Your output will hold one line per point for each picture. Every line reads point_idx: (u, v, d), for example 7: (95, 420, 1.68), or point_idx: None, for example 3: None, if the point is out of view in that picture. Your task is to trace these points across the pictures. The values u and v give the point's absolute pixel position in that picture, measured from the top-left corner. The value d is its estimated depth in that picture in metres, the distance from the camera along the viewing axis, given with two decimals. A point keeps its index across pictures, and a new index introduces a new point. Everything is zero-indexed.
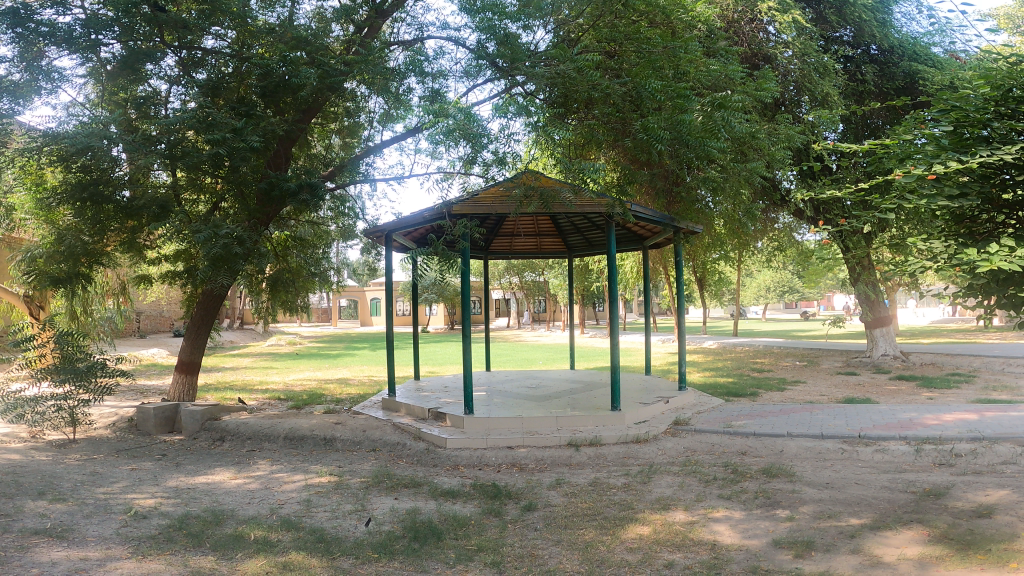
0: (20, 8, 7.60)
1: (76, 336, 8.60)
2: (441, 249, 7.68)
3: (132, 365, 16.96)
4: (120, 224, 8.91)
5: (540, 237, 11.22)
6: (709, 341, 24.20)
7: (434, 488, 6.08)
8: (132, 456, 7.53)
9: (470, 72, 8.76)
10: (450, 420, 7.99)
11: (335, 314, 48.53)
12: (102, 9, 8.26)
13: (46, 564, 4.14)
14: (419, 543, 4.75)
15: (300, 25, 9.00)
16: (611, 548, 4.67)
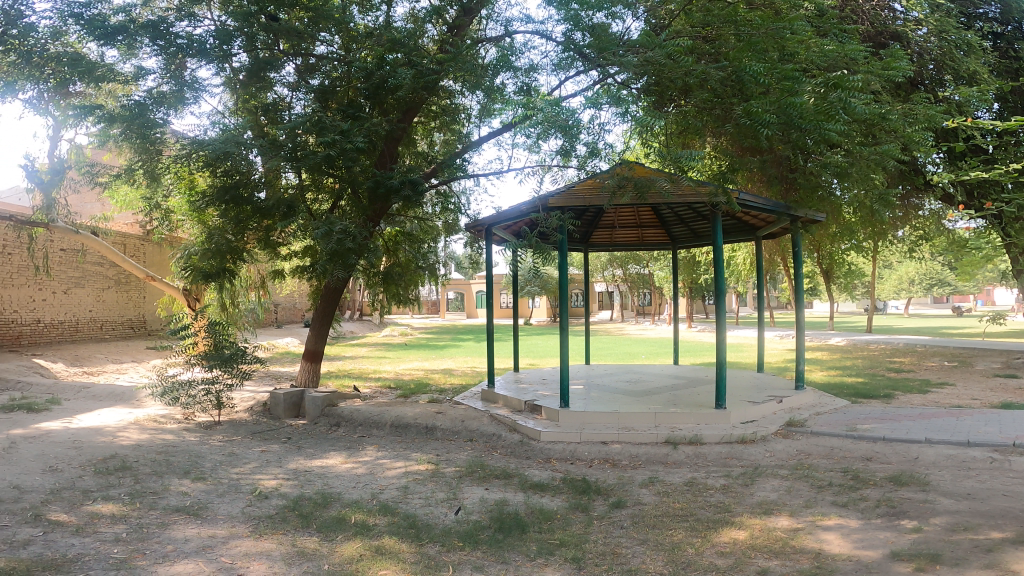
0: (160, 23, 8.59)
1: (225, 325, 9.34)
2: (536, 240, 7.79)
3: (269, 353, 18.52)
4: (257, 224, 9.54)
5: (642, 229, 10.99)
6: (838, 337, 22.61)
7: (525, 481, 6.14)
8: (263, 439, 8.20)
9: (563, 65, 8.73)
10: (546, 413, 8.01)
11: (445, 306, 50.12)
12: (228, 20, 9.02)
13: (179, 540, 4.30)
14: (505, 533, 4.83)
15: (396, 27, 9.35)
16: (700, 551, 4.49)
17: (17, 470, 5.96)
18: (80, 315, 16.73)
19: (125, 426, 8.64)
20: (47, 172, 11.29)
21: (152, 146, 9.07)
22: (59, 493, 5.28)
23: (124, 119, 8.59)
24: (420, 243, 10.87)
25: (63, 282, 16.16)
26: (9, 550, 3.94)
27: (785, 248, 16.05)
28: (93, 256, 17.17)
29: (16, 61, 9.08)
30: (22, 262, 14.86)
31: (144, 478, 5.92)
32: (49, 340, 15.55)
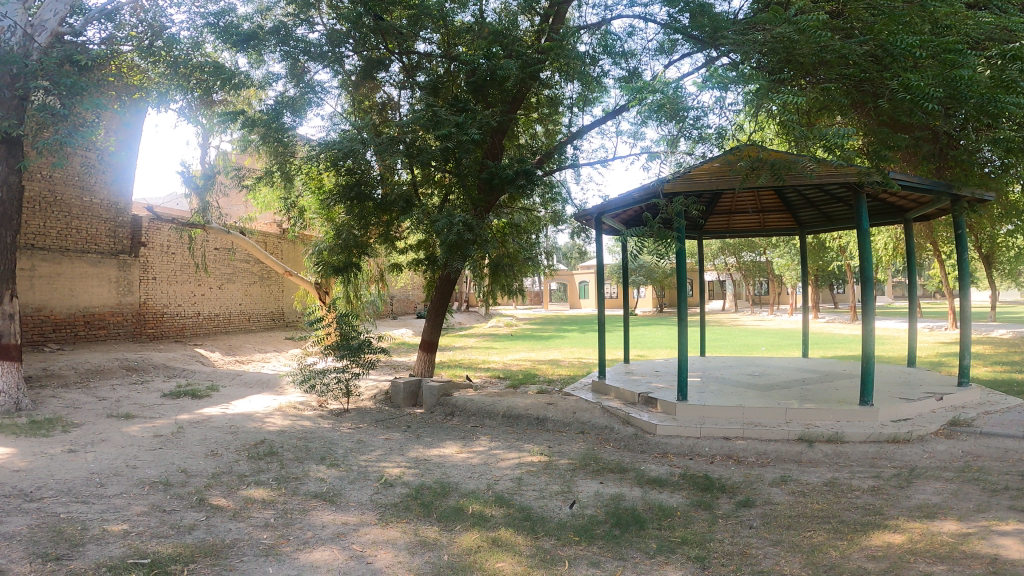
0: (282, 30, 9.10)
1: (353, 315, 9.50)
2: (657, 228, 7.61)
3: (387, 343, 19.28)
4: (378, 220, 9.78)
5: (765, 214, 10.50)
6: (999, 330, 20.47)
7: (641, 475, 6.04)
8: (386, 427, 8.52)
9: (662, 50, 8.51)
10: (660, 406, 7.84)
11: (549, 296, 50.15)
12: (338, 23, 9.44)
13: (317, 527, 4.54)
14: (622, 529, 4.76)
15: (491, 21, 9.38)
16: (845, 554, 4.21)
17: (183, 454, 6.54)
18: (232, 308, 18.03)
19: (270, 412, 9.27)
20: (200, 177, 12.31)
21: (284, 148, 9.63)
22: (218, 478, 5.71)
23: (262, 125, 9.24)
24: (526, 235, 10.95)
25: (218, 278, 17.48)
26: (177, 534, 4.30)
27: (934, 232, 14.65)
28: (241, 255, 18.40)
29: (164, 71, 9.98)
30: (185, 260, 16.17)
31: (287, 464, 6.30)
32: (206, 331, 16.94)
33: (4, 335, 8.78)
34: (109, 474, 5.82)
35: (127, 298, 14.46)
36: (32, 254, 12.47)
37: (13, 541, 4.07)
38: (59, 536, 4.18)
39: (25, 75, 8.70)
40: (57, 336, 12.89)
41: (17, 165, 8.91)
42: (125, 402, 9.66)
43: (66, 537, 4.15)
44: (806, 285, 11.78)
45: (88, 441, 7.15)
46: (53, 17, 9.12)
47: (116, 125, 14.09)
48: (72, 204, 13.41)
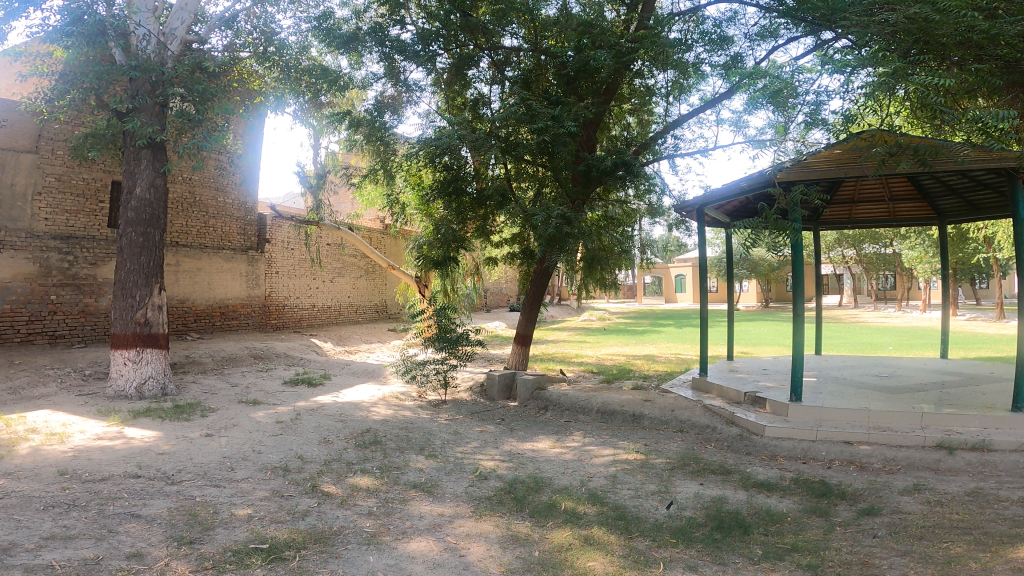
0: (378, 30, 9.36)
1: (450, 308, 9.67)
2: (774, 218, 7.20)
3: (482, 337, 19.55)
4: (474, 215, 9.89)
5: (895, 203, 9.79)
6: None
7: (747, 478, 5.80)
8: (480, 419, 8.63)
9: (763, 35, 8.06)
10: (769, 407, 7.48)
11: (644, 290, 49.24)
12: (428, 22, 9.59)
13: (414, 517, 4.66)
14: (723, 533, 4.57)
15: (575, 11, 9.24)
16: (986, 567, 3.84)
17: (300, 441, 6.91)
18: (342, 300, 18.88)
19: (374, 402, 9.64)
20: (313, 176, 13.00)
21: (385, 146, 9.92)
22: (329, 464, 6.00)
23: (365, 124, 9.57)
24: (621, 227, 10.77)
25: (329, 272, 18.35)
26: (292, 519, 4.53)
27: None
28: (350, 250, 19.23)
29: (279, 75, 10.68)
30: (302, 256, 17.09)
31: (390, 453, 6.52)
32: (320, 322, 17.86)
33: (154, 324, 9.52)
34: (237, 458, 6.25)
35: (255, 291, 15.47)
36: (177, 251, 13.51)
37: (153, 524, 4.46)
38: (192, 519, 4.53)
39: (162, 83, 9.37)
40: (197, 326, 13.97)
41: (162, 168, 9.62)
42: (251, 389, 10.35)
43: (198, 521, 4.50)
44: (942, 278, 10.84)
45: (220, 425, 7.73)
46: (181, 25, 9.81)
47: (242, 130, 14.88)
48: (209, 204, 14.36)
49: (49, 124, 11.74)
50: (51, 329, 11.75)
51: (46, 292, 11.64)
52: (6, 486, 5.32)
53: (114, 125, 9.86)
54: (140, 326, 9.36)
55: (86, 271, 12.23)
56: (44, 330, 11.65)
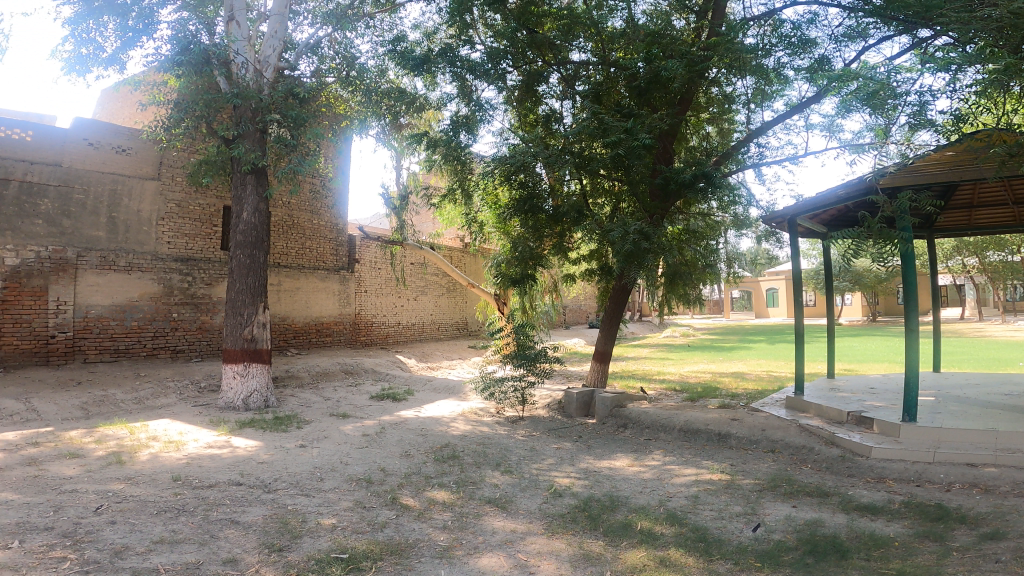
0: (448, 52, 9.67)
1: (528, 325, 9.76)
2: (877, 227, 6.70)
3: (560, 353, 19.51)
4: (551, 231, 9.96)
5: (1018, 207, 9.07)
6: None
7: (847, 501, 5.50)
8: (557, 436, 8.62)
9: (851, 35, 7.73)
10: (877, 426, 7.06)
11: (735, 305, 47.52)
12: (496, 41, 9.83)
13: (487, 532, 4.73)
14: (815, 557, 4.36)
15: (643, 22, 9.22)
16: None
17: (383, 454, 7.17)
18: (424, 318, 19.39)
19: (453, 417, 9.84)
20: (396, 198, 13.50)
21: (463, 165, 10.21)
22: (409, 477, 6.19)
23: (442, 144, 9.88)
24: (704, 240, 10.50)
25: (413, 290, 18.93)
26: (372, 530, 4.72)
27: None
28: (432, 268, 19.79)
29: (361, 98, 11.17)
30: (387, 275, 17.74)
31: (467, 468, 6.64)
32: (404, 339, 18.42)
33: (259, 340, 10.13)
34: (327, 469, 6.56)
35: (347, 309, 16.20)
36: (278, 271, 14.38)
37: (249, 530, 4.77)
38: (283, 527, 4.80)
39: (261, 109, 10.03)
40: (296, 342, 14.79)
41: (265, 193, 10.28)
42: (341, 402, 10.83)
43: (288, 529, 4.77)
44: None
45: (312, 437, 8.14)
46: (273, 52, 10.32)
47: (332, 152, 15.74)
48: (306, 227, 15.16)
49: (168, 152, 12.76)
50: (173, 344, 12.78)
51: (169, 310, 12.70)
52: (127, 490, 5.84)
53: (222, 152, 10.57)
54: (247, 342, 10.00)
55: (202, 291, 13.26)
56: (168, 345, 12.70)
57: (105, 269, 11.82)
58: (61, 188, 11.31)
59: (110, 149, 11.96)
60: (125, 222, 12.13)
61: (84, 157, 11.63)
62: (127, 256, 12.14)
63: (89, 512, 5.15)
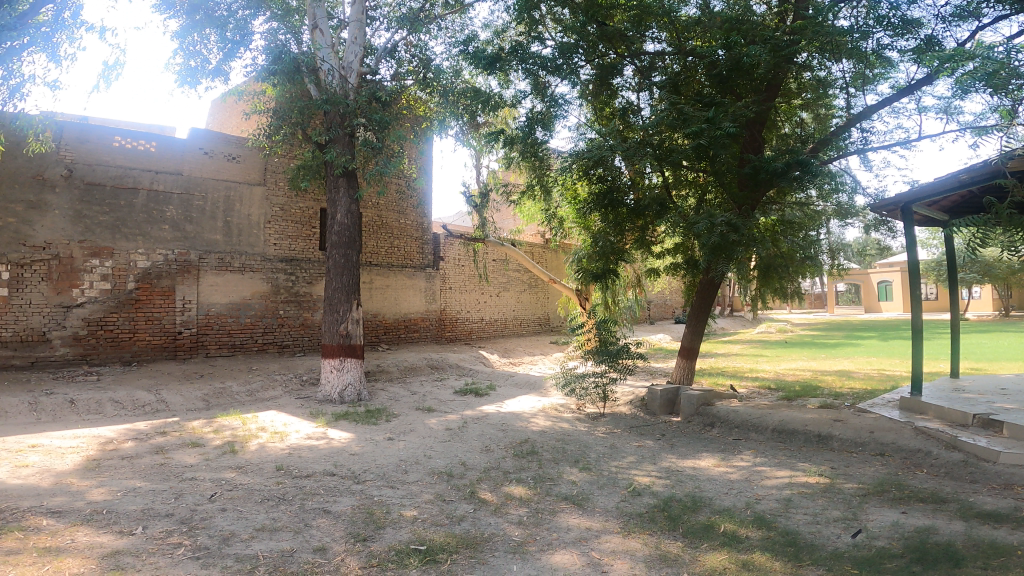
0: (519, 50, 9.69)
1: (610, 321, 9.65)
2: (1006, 213, 6.09)
3: (645, 350, 19.14)
4: (633, 225, 9.78)
5: None
6: None
7: (966, 508, 5.06)
8: (639, 434, 8.46)
9: (962, 13, 7.11)
10: (1008, 430, 6.43)
11: (840, 299, 44.78)
12: (566, 35, 9.78)
13: (562, 529, 4.72)
14: (922, 565, 4.05)
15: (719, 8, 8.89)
16: None
17: (464, 448, 7.30)
18: (507, 314, 19.55)
19: (534, 413, 9.87)
20: (476, 195, 13.69)
21: (540, 161, 10.26)
22: (487, 472, 6.27)
23: (518, 141, 9.93)
24: (803, 231, 9.95)
25: (495, 287, 19.14)
26: (450, 523, 4.82)
27: None
28: (514, 265, 19.91)
29: (439, 99, 11.40)
30: (471, 272, 18.04)
31: (546, 464, 6.65)
32: (487, 335, 18.67)
33: (353, 336, 10.53)
34: (411, 462, 6.76)
35: (433, 306, 16.60)
36: (370, 270, 14.98)
37: (337, 520, 4.99)
38: (368, 518, 4.99)
39: (348, 114, 10.46)
40: (387, 338, 15.35)
41: (357, 196, 10.69)
42: (427, 397, 11.12)
43: (373, 519, 4.95)
44: None
45: (399, 430, 8.42)
46: (355, 58, 10.75)
47: (416, 152, 16.18)
48: (394, 226, 15.64)
49: (272, 159, 13.52)
50: (280, 340, 13.59)
51: (277, 308, 13.50)
52: (237, 479, 6.26)
53: (317, 156, 11.11)
54: (343, 337, 10.45)
55: (305, 289, 13.99)
56: (276, 340, 13.50)
57: (222, 270, 12.72)
58: (183, 195, 12.26)
59: (223, 157, 12.85)
60: (239, 226, 13.02)
61: (201, 165, 12.55)
62: (241, 258, 13.01)
63: (205, 500, 5.57)
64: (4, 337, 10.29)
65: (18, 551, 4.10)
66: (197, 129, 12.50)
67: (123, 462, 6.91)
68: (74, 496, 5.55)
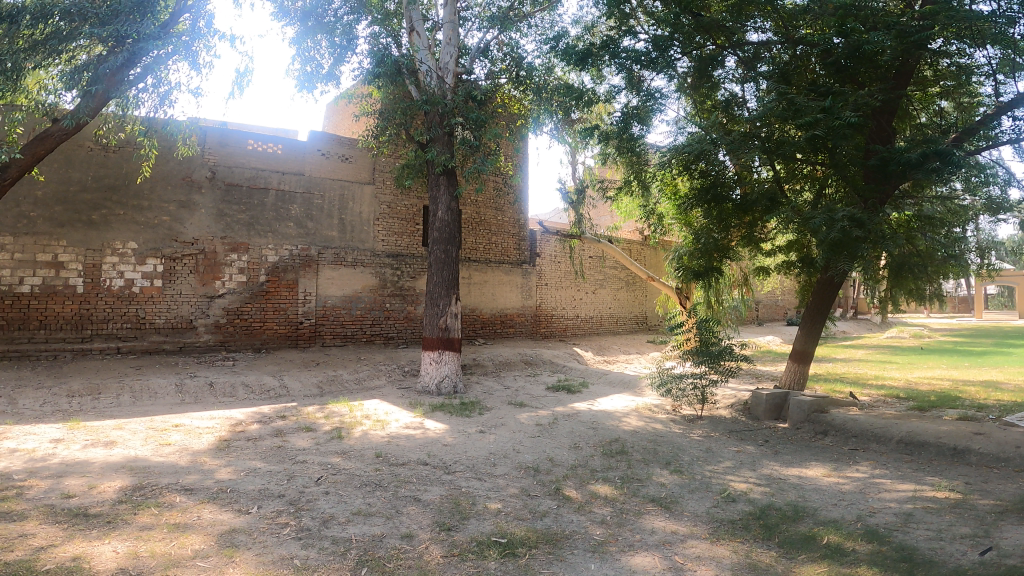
0: (609, 45, 9.54)
1: (712, 321, 9.30)
2: None
3: (753, 352, 18.30)
4: (739, 221, 9.33)
5: None
6: None
7: None
8: (741, 439, 8.10)
9: None
10: None
11: (982, 302, 40.66)
12: (659, 28, 9.54)
13: (646, 531, 4.62)
14: None
15: None
16: None
17: (553, 444, 7.31)
18: (603, 311, 19.29)
19: (628, 412, 9.71)
20: (573, 192, 13.62)
21: (638, 157, 10.03)
22: (575, 469, 6.25)
23: (614, 137, 9.82)
24: (944, 227, 8.99)
25: (592, 283, 18.96)
26: (532, 518, 4.85)
27: None
28: (610, 261, 19.56)
29: (533, 96, 11.45)
30: (567, 268, 17.99)
31: (635, 464, 6.53)
32: (582, 332, 18.51)
33: (450, 330, 10.81)
34: (500, 455, 6.86)
35: (528, 301, 16.71)
36: (469, 265, 15.31)
37: (426, 508, 5.15)
38: (454, 508, 5.12)
39: (447, 113, 10.72)
40: (483, 332, 15.62)
41: (456, 193, 10.97)
42: (520, 392, 11.22)
43: (458, 509, 5.07)
44: None
45: (491, 423, 8.56)
46: (450, 59, 10.91)
47: (512, 150, 16.34)
48: (492, 223, 15.89)
49: (379, 159, 14.13)
50: (386, 331, 14.17)
51: (384, 301, 14.09)
52: (340, 463, 6.62)
53: (419, 155, 11.48)
54: (442, 331, 10.75)
55: (409, 283, 14.50)
56: (382, 332, 14.09)
57: (338, 264, 13.46)
58: (305, 195, 13.10)
59: (338, 158, 13.58)
60: (352, 223, 13.71)
61: (320, 166, 13.34)
62: (354, 253, 13.70)
63: (312, 482, 5.93)
64: (158, 324, 11.45)
65: (152, 525, 4.54)
66: (316, 132, 13.30)
67: (248, 443, 7.49)
68: (205, 473, 6.08)
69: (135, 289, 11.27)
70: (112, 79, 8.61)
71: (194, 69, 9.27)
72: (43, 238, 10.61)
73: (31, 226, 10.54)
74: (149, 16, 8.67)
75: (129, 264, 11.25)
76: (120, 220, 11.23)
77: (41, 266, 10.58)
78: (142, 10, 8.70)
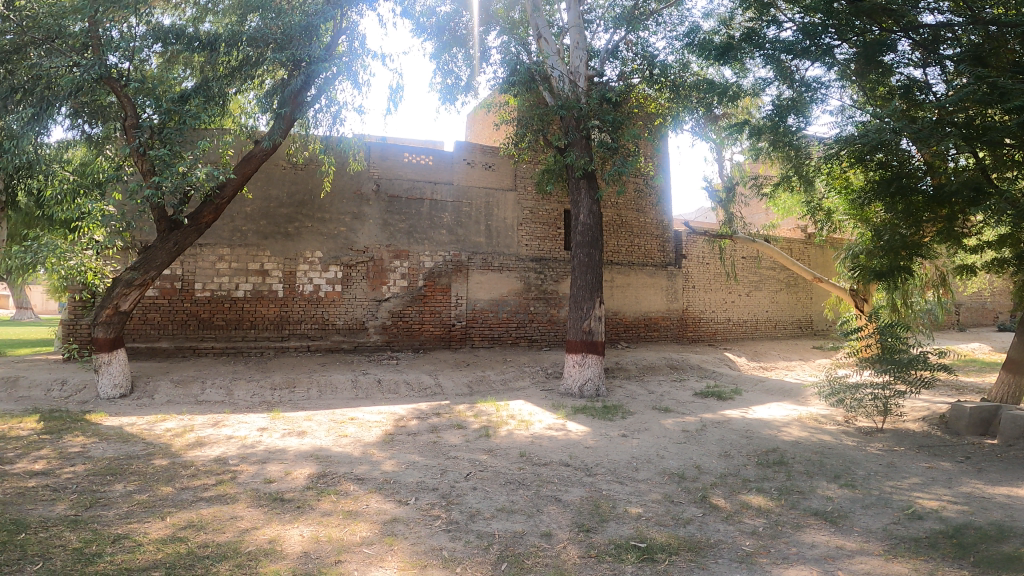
0: (755, 36, 9.09)
1: (898, 326, 8.46)
2: None
3: (953, 359, 16.27)
4: (935, 214, 8.26)
5: None
6: None
7: None
8: (932, 454, 7.30)
9: None
10: None
11: None
12: (807, 15, 8.96)
13: (804, 545, 4.34)
14: None
15: None
16: None
17: (702, 451, 7.07)
18: (759, 315, 18.27)
19: (790, 422, 9.11)
20: (721, 189, 13.05)
21: (796, 151, 9.44)
22: (724, 478, 5.99)
23: (769, 131, 9.31)
24: None
25: (747, 285, 18.05)
26: (675, 525, 4.73)
27: None
28: (767, 261, 18.48)
29: (668, 95, 11.16)
30: (717, 269, 17.30)
31: (795, 476, 6.13)
32: (736, 336, 17.66)
33: (594, 333, 10.80)
34: (643, 460, 6.75)
35: (674, 304, 16.23)
36: (611, 268, 15.18)
37: (567, 509, 5.20)
38: (595, 510, 5.12)
39: (583, 117, 10.74)
40: (626, 335, 15.40)
41: (596, 196, 10.94)
42: (665, 397, 10.94)
43: (598, 512, 5.07)
44: None
45: (634, 427, 8.44)
46: (581, 62, 10.92)
47: (652, 151, 15.99)
48: (633, 224, 15.67)
49: (520, 165, 14.45)
50: (529, 334, 14.42)
51: (529, 304, 14.38)
52: (488, 461, 6.86)
53: (558, 160, 11.57)
54: (585, 334, 10.77)
55: (552, 286, 14.66)
56: (526, 335, 14.37)
57: (486, 269, 13.95)
58: (455, 203, 13.73)
59: (482, 166, 14.09)
60: (497, 228, 14.15)
61: (466, 175, 13.92)
62: (500, 258, 14.13)
63: (462, 477, 6.21)
64: (338, 325, 12.56)
65: (330, 512, 5.00)
66: (461, 142, 13.88)
67: (409, 437, 7.99)
68: (374, 464, 6.59)
69: (322, 293, 12.43)
70: (295, 101, 9.73)
71: (356, 87, 10.09)
72: (253, 249, 12.03)
73: (244, 239, 11.98)
74: (315, 39, 9.52)
75: (318, 271, 12.43)
76: (309, 231, 12.42)
77: (253, 274, 12.02)
78: (310, 33, 9.57)
